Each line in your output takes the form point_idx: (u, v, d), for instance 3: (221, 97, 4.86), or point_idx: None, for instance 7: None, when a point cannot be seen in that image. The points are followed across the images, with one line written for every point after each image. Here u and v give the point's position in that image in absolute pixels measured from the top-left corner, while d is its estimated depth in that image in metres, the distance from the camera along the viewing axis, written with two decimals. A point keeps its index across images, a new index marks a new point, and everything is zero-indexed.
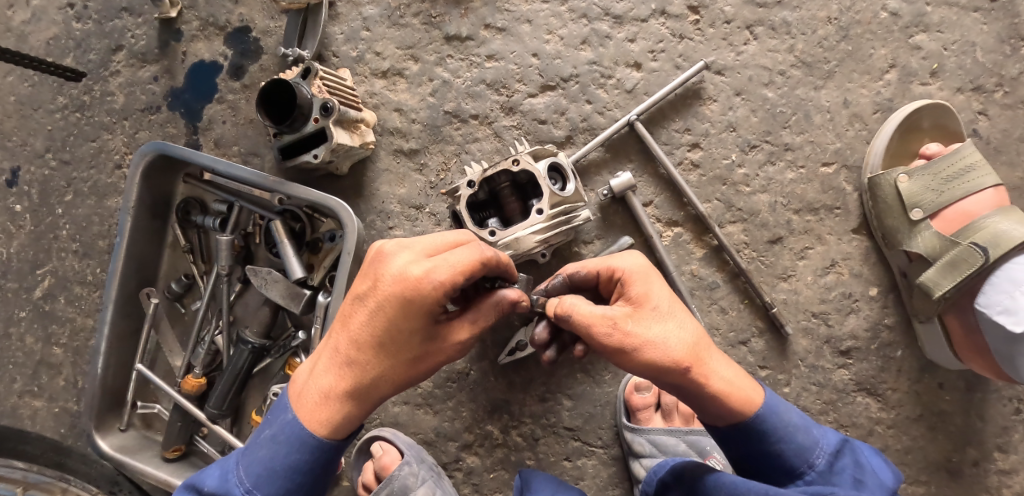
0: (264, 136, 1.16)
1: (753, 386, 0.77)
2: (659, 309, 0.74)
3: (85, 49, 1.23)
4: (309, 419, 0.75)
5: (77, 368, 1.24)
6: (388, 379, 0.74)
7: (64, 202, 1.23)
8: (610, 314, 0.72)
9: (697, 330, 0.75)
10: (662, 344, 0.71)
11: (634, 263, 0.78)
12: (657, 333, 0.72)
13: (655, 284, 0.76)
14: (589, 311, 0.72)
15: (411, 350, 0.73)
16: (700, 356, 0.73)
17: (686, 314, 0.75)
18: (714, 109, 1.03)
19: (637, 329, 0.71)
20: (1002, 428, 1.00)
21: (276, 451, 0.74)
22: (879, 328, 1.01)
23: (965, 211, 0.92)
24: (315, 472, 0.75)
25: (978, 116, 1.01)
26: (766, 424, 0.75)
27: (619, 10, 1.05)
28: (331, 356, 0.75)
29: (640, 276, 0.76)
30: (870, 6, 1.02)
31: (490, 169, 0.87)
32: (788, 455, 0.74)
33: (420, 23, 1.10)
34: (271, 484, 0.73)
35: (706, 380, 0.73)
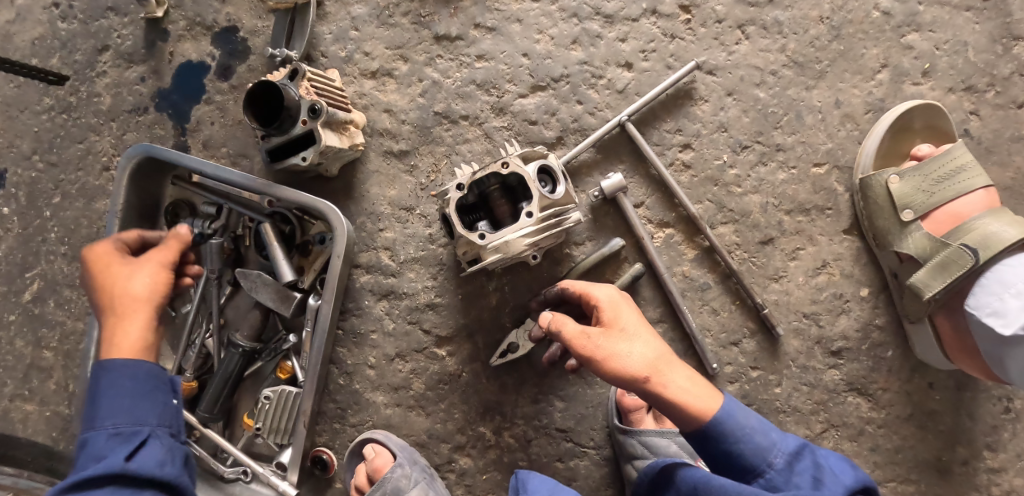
0: (253, 137, 1.15)
1: (711, 393, 0.77)
2: (625, 328, 0.78)
3: (71, 50, 1.21)
4: (113, 357, 0.83)
5: (68, 371, 1.23)
6: (127, 293, 0.85)
7: (52, 204, 1.22)
8: (586, 329, 0.77)
9: (662, 348, 0.77)
10: (627, 355, 0.75)
11: (608, 293, 0.83)
12: (623, 349, 0.75)
13: (625, 311, 0.80)
14: (571, 327, 0.78)
15: (130, 271, 0.87)
16: (664, 368, 0.75)
17: (652, 334, 0.78)
18: (706, 109, 1.02)
19: (605, 344, 0.76)
20: (991, 427, 1.01)
21: (110, 383, 0.81)
22: (870, 328, 1.01)
23: (956, 212, 0.92)
24: (146, 385, 0.82)
25: (970, 117, 1.00)
26: (723, 426, 0.75)
27: (610, 10, 1.05)
28: (100, 314, 0.88)
29: (612, 305, 0.81)
30: (862, 5, 1.02)
31: (479, 173, 0.86)
32: (747, 455, 0.75)
33: (409, 23, 1.09)
34: (106, 410, 0.80)
35: (668, 388, 0.74)
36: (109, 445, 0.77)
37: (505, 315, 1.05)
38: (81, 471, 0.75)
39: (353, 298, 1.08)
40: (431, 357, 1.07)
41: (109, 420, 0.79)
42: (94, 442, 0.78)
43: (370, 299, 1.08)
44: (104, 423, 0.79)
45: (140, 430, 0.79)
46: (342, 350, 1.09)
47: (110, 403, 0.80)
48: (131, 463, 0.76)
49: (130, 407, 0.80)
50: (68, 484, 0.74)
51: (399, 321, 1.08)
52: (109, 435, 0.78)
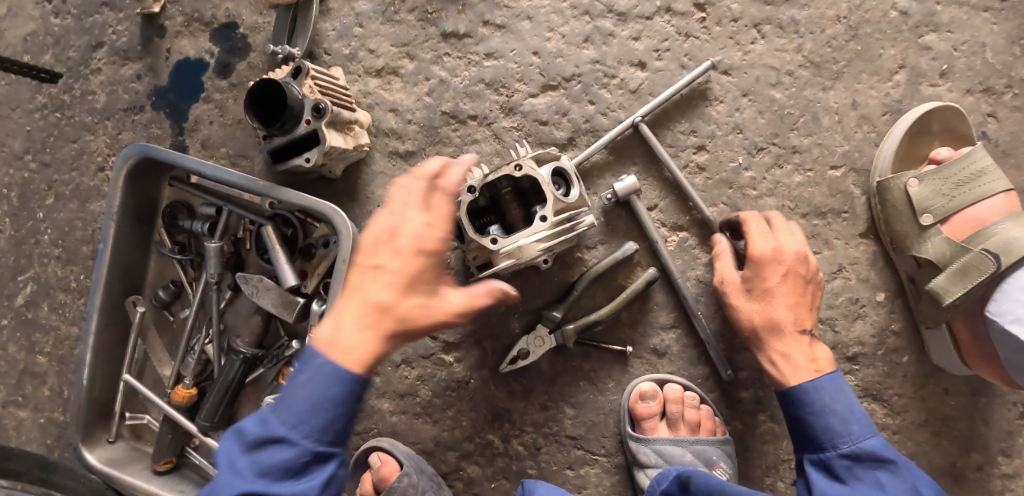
0: (254, 137, 1.12)
1: (800, 368, 0.83)
2: (762, 290, 0.85)
3: (64, 46, 1.18)
4: (341, 354, 0.70)
5: (63, 377, 1.20)
6: (427, 326, 0.73)
7: (45, 205, 1.19)
8: (732, 278, 0.88)
9: (780, 318, 0.84)
10: (744, 312, 0.86)
11: (765, 250, 0.85)
12: (753, 309, 0.85)
13: (778, 279, 0.84)
14: (723, 268, 0.89)
15: (438, 296, 0.74)
16: (778, 342, 0.85)
17: (780, 308, 0.84)
18: (721, 110, 1.00)
19: (737, 297, 0.87)
20: (1006, 432, 0.99)
21: (325, 390, 0.69)
22: (886, 333, 0.99)
23: (975, 217, 0.90)
24: (349, 404, 0.71)
25: (988, 119, 0.99)
26: (805, 397, 0.82)
27: (622, 7, 1.02)
28: (366, 302, 0.71)
29: (762, 261, 0.85)
30: (880, 5, 1.00)
31: (492, 175, 0.83)
32: (817, 430, 0.81)
33: (415, 20, 1.06)
34: (306, 419, 0.69)
35: (767, 351, 0.86)
36: (300, 462, 0.68)
37: (514, 320, 1.03)
38: (274, 476, 0.68)
39: None
40: (439, 363, 1.05)
41: (313, 432, 0.69)
42: (285, 451, 0.68)
43: None
44: (307, 431, 0.69)
45: (332, 455, 0.70)
46: None
47: (326, 420, 0.69)
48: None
49: (337, 429, 0.70)
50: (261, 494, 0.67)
51: None
52: (304, 453, 0.68)
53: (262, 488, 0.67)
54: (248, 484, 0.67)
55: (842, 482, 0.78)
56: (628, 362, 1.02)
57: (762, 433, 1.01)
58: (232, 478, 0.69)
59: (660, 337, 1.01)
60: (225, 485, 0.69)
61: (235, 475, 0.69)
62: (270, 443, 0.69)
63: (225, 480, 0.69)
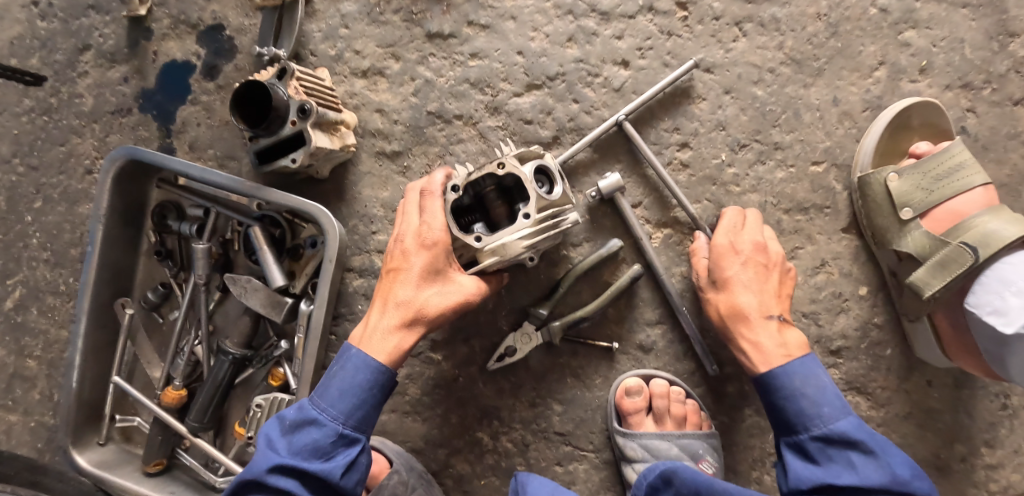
0: (241, 138, 1.12)
1: (771, 354, 0.84)
2: (725, 279, 0.89)
3: (51, 49, 1.18)
4: (369, 344, 0.84)
5: (53, 381, 1.20)
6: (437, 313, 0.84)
7: (33, 209, 1.19)
8: (705, 272, 0.93)
9: (743, 305, 0.87)
10: (715, 302, 0.90)
11: (725, 242, 0.90)
12: (729, 302, 0.88)
13: (740, 267, 0.88)
14: (698, 261, 0.94)
15: (447, 287, 0.84)
16: (750, 326, 0.86)
17: (745, 292, 0.87)
18: (704, 107, 1.01)
19: (710, 291, 0.91)
20: (989, 423, 1.01)
21: (353, 379, 0.82)
22: (869, 327, 1.01)
23: (955, 211, 0.91)
24: (375, 393, 0.83)
25: (967, 114, 1.00)
26: (775, 381, 0.83)
27: (605, 6, 1.03)
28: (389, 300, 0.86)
29: (722, 251, 0.90)
30: (860, 2, 1.01)
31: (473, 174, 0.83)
32: (789, 414, 0.82)
33: (400, 21, 1.07)
34: (335, 404, 0.81)
35: (737, 339, 0.88)
36: (327, 443, 0.80)
37: (502, 317, 1.04)
38: (304, 454, 0.79)
39: (346, 303, 1.06)
40: (427, 361, 1.05)
41: (341, 416, 0.81)
42: (314, 432, 0.80)
43: (363, 303, 1.06)
44: (335, 415, 0.81)
45: (355, 440, 0.82)
46: (336, 356, 1.07)
47: (352, 406, 0.82)
48: (344, 477, 0.80)
49: (360, 417, 0.82)
50: (291, 467, 0.78)
51: None
52: (331, 434, 0.80)
53: (292, 464, 0.78)
54: (280, 458, 0.79)
55: (816, 464, 0.79)
56: (615, 358, 1.03)
57: (748, 427, 1.02)
58: (269, 454, 0.80)
59: (646, 333, 1.02)
60: (261, 459, 0.80)
61: (270, 452, 0.80)
62: (304, 425, 0.81)
63: (263, 455, 0.80)
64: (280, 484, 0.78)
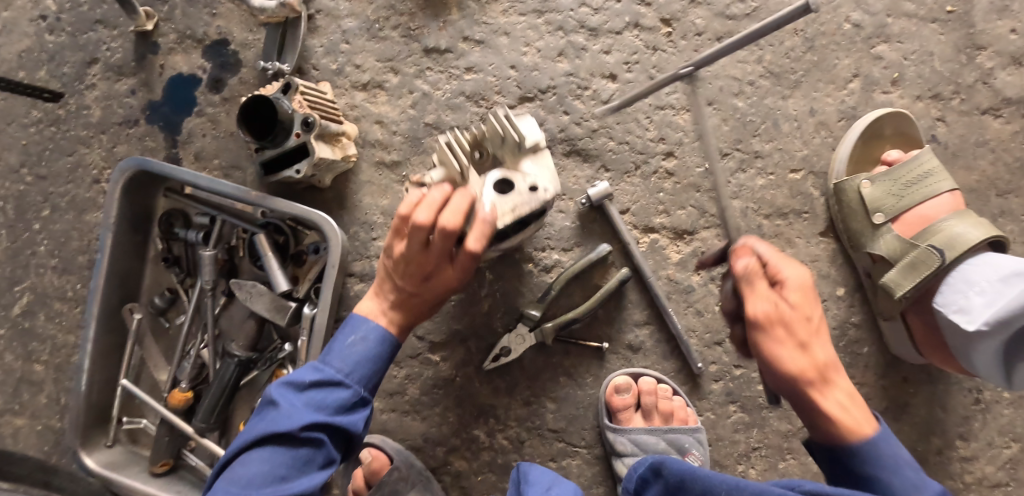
0: (246, 149, 1.17)
1: (863, 416, 0.70)
2: (817, 323, 0.70)
3: (59, 63, 1.22)
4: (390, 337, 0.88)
5: (60, 385, 1.23)
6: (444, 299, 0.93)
7: (42, 217, 1.23)
8: (777, 308, 0.70)
9: (832, 359, 0.70)
10: (814, 352, 0.69)
11: (806, 272, 0.72)
12: (813, 354, 0.69)
13: (814, 303, 0.71)
14: (761, 288, 0.71)
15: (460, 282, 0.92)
16: (834, 380, 0.70)
17: (830, 343, 0.70)
18: (688, 118, 1.06)
19: (790, 339, 0.69)
20: (963, 417, 1.06)
21: (372, 348, 0.85)
22: (846, 325, 1.06)
23: (924, 215, 0.96)
24: (385, 360, 0.88)
25: (937, 123, 1.06)
26: (879, 450, 0.68)
27: (594, 22, 1.08)
28: (411, 303, 0.87)
29: (809, 285, 0.71)
30: (834, 18, 1.06)
31: (518, 205, 0.79)
32: (895, 489, 0.67)
33: (399, 36, 1.12)
34: (358, 367, 0.84)
35: (825, 400, 0.70)
36: (352, 401, 0.82)
37: (497, 319, 1.08)
38: (333, 412, 0.80)
39: (347, 306, 1.11)
40: (426, 362, 1.10)
41: (363, 379, 0.84)
42: (341, 392, 0.81)
43: None
44: (359, 377, 0.84)
45: (370, 400, 0.86)
46: None
47: (374, 372, 0.85)
48: (361, 431, 0.84)
49: (376, 380, 0.86)
50: (324, 423, 0.78)
51: None
52: (355, 394, 0.83)
53: (325, 421, 0.78)
54: (311, 414, 0.78)
55: None
56: (605, 357, 1.07)
57: (733, 423, 1.07)
58: (297, 412, 0.78)
59: (635, 333, 1.06)
60: (287, 418, 0.77)
61: (295, 409, 0.78)
62: (327, 385, 0.81)
63: (289, 413, 0.78)
64: (310, 440, 0.78)
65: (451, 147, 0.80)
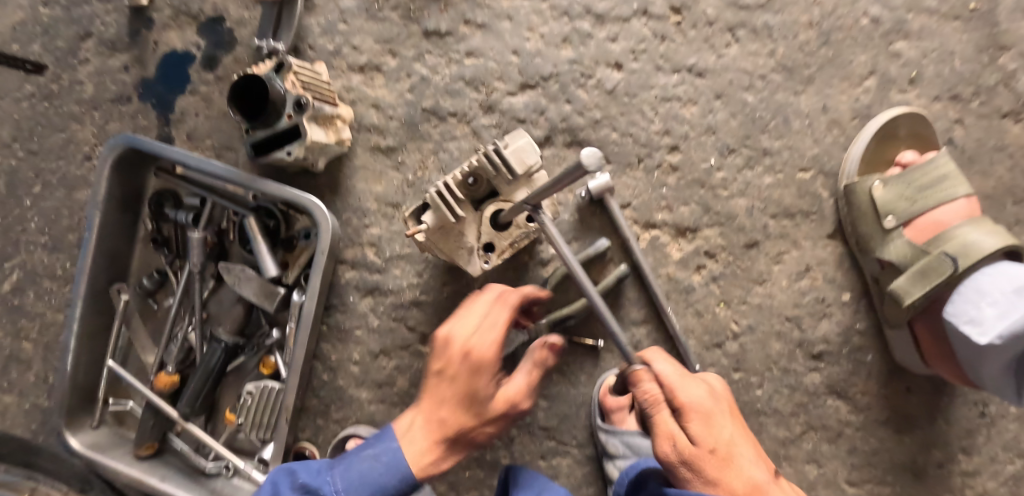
0: (238, 130, 1.13)
1: None
2: (721, 453, 0.73)
3: (52, 36, 1.19)
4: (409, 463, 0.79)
5: (48, 364, 1.21)
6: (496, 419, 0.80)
7: (32, 194, 1.21)
8: (679, 444, 0.73)
9: (760, 482, 0.73)
10: (724, 483, 0.72)
11: (702, 398, 0.75)
12: (734, 477, 0.72)
13: (720, 425, 0.74)
14: (665, 423, 0.75)
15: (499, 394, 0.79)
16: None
17: (748, 463, 0.73)
18: (694, 111, 1.02)
19: (705, 473, 0.72)
20: (966, 431, 1.02)
21: None
22: (851, 332, 1.02)
23: (937, 221, 0.92)
24: None
25: (954, 125, 1.01)
26: None
27: (601, 9, 1.04)
28: (437, 422, 0.79)
29: (702, 415, 0.74)
30: (852, 12, 1.02)
31: (513, 238, 0.92)
32: None
33: (398, 17, 1.08)
34: None
35: None
36: None
37: None
38: None
39: (338, 294, 1.08)
40: (416, 354, 1.07)
41: None
42: None
43: (355, 295, 1.08)
44: None
45: None
46: (327, 346, 1.09)
47: None
48: None
49: None
50: None
51: (384, 317, 1.07)
52: None
53: None
54: None
55: None
56: (600, 356, 1.04)
57: None
58: None
59: (631, 332, 1.03)
60: None
61: None
62: None
63: None
64: None
65: (447, 196, 0.82)
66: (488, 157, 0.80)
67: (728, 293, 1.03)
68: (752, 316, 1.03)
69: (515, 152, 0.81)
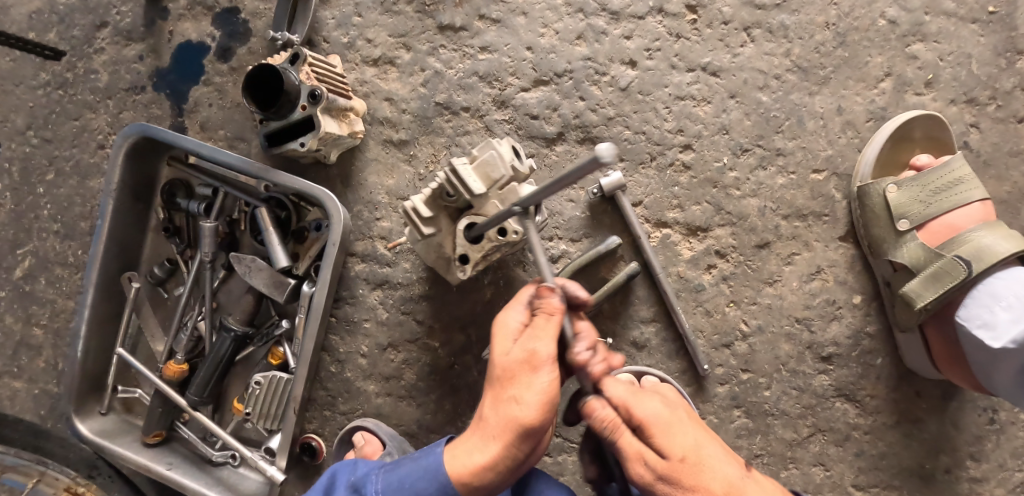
0: (251, 121, 1.14)
1: None
2: (691, 460, 0.69)
3: (68, 25, 1.20)
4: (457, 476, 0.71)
5: (58, 350, 1.22)
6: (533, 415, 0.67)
7: (46, 181, 1.21)
8: (648, 459, 0.69)
9: (732, 477, 0.69)
10: (703, 489, 0.68)
11: (655, 408, 0.71)
12: (708, 479, 0.68)
13: (681, 430, 0.70)
14: (628, 442, 0.70)
15: (528, 382, 0.69)
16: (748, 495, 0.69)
17: (718, 461, 0.70)
18: (708, 110, 1.02)
19: (682, 482, 0.68)
20: (975, 437, 1.01)
21: None
22: (861, 335, 1.02)
23: (951, 224, 0.92)
24: None
25: (970, 129, 1.01)
26: None
27: (616, 6, 1.04)
28: (481, 427, 0.72)
29: (663, 427, 0.70)
30: (869, 13, 1.01)
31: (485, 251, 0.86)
32: None
33: (413, 11, 1.08)
34: None
35: None
36: None
37: (499, 307, 1.05)
38: None
39: (347, 286, 1.08)
40: (424, 348, 1.07)
41: None
42: None
43: (364, 288, 1.08)
44: None
45: None
46: (335, 337, 1.09)
47: None
48: None
49: None
50: None
51: (392, 310, 1.07)
52: None
53: None
54: None
55: None
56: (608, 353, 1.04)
57: (736, 428, 1.03)
58: None
59: (640, 330, 1.03)
60: None
61: None
62: None
63: None
64: None
65: (416, 213, 0.84)
66: (452, 172, 0.81)
67: (738, 293, 1.02)
68: (762, 317, 1.02)
69: (482, 164, 0.81)
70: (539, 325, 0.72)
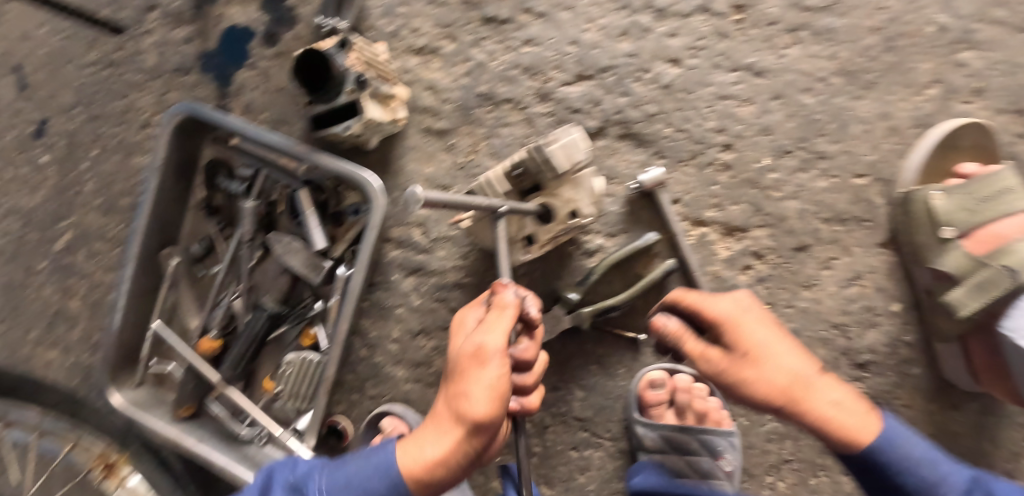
0: (294, 105, 1.16)
1: (864, 416, 0.67)
2: (754, 352, 0.69)
3: (120, 6, 1.23)
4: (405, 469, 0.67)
5: (93, 322, 1.24)
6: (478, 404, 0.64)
7: (90, 156, 1.24)
8: (708, 353, 0.73)
9: (794, 368, 0.68)
10: (761, 381, 0.68)
11: (726, 307, 0.73)
12: (767, 367, 0.68)
13: (752, 324, 0.71)
14: (693, 345, 0.75)
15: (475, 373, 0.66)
16: (809, 386, 0.67)
17: (785, 352, 0.69)
18: (750, 111, 1.02)
19: (739, 371, 0.70)
20: (1013, 453, 0.99)
21: None
22: (898, 344, 1.00)
23: (998, 234, 0.86)
24: None
25: (1019, 140, 0.99)
26: (883, 457, 0.66)
27: (661, 4, 1.04)
28: (435, 418, 0.68)
29: (729, 321, 0.72)
30: (918, 19, 1.00)
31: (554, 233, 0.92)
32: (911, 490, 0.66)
33: (458, 3, 1.09)
34: None
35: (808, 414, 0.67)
36: None
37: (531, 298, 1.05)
38: None
39: (382, 271, 1.09)
40: None
41: None
42: None
43: (398, 274, 1.09)
44: None
45: None
46: (367, 322, 1.10)
47: None
48: None
49: None
50: None
51: (425, 297, 1.08)
52: None
53: None
54: None
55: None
56: (639, 349, 1.04)
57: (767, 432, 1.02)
58: None
59: None
60: None
61: None
62: None
63: None
64: None
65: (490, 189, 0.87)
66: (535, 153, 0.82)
67: (774, 295, 1.01)
68: (798, 321, 1.01)
69: (563, 147, 0.82)
70: (488, 324, 0.70)
